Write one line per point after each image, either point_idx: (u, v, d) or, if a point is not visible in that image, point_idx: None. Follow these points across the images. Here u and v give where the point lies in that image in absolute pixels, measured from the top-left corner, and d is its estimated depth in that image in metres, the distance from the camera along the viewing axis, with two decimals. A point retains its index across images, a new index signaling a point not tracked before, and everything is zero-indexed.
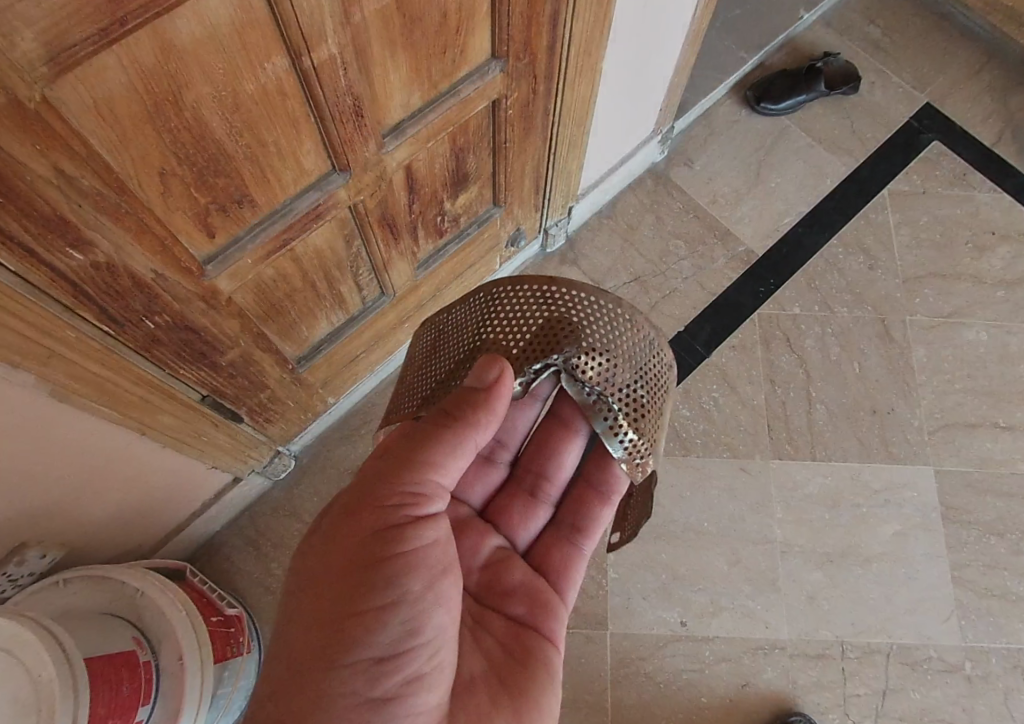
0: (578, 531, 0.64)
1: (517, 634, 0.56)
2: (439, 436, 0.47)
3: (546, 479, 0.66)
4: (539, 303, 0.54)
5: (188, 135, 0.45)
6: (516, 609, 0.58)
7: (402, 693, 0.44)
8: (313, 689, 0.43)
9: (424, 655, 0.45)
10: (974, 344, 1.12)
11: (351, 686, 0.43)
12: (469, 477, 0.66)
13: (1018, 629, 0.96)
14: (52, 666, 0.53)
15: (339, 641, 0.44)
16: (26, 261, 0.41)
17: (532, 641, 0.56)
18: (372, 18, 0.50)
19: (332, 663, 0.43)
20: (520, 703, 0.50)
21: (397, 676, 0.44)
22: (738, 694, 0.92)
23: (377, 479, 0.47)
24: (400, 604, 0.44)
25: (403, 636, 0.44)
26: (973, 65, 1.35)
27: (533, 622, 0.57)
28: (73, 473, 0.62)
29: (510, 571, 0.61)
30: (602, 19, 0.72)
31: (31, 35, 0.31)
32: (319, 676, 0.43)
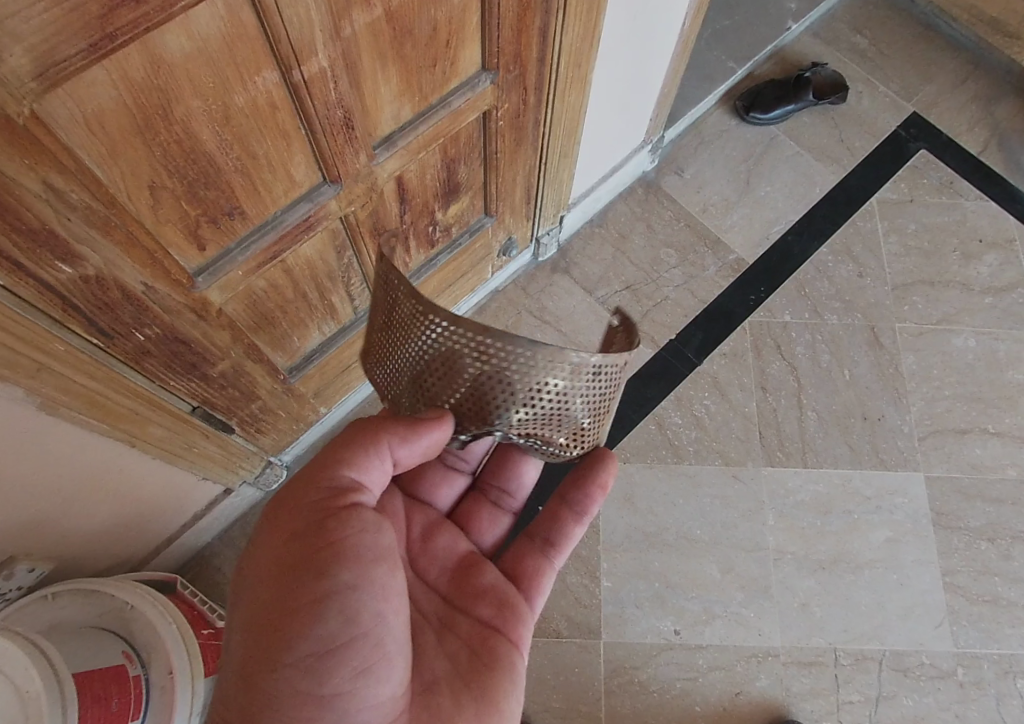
0: (550, 545, 0.58)
1: (482, 635, 0.54)
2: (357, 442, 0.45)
3: (510, 492, 0.65)
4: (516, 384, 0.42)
5: (178, 148, 0.45)
6: (482, 610, 0.55)
7: (354, 688, 0.43)
8: (263, 692, 0.43)
9: (369, 648, 0.43)
10: (963, 350, 1.13)
11: (298, 683, 0.43)
12: (434, 481, 0.64)
13: (1008, 635, 0.96)
14: (41, 683, 0.52)
15: (279, 641, 0.43)
16: (16, 277, 0.41)
17: (499, 641, 0.53)
18: (363, 31, 0.50)
19: (278, 661, 0.43)
20: (481, 705, 0.49)
21: (344, 671, 0.43)
22: (732, 702, 0.92)
23: (303, 484, 0.46)
24: (331, 599, 0.42)
25: (339, 629, 0.42)
26: (959, 75, 1.37)
27: (498, 623, 0.54)
28: (63, 485, 0.62)
29: (483, 573, 0.57)
30: (591, 31, 0.72)
31: (19, 51, 0.31)
32: (265, 677, 0.43)
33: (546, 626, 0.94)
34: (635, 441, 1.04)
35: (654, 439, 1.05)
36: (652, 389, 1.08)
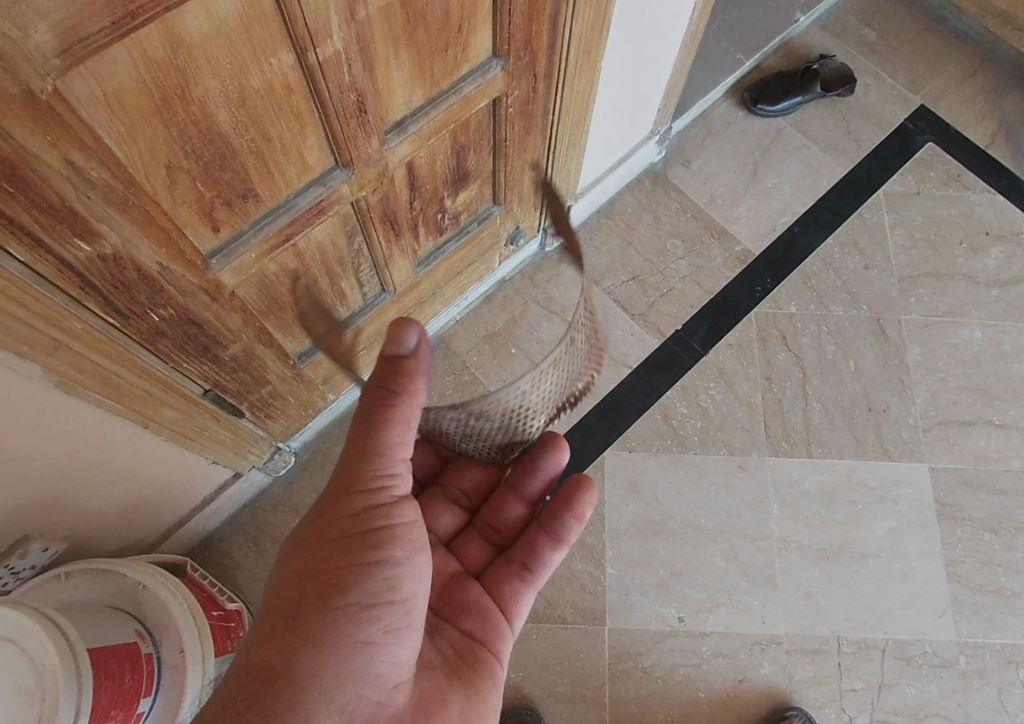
0: (528, 569, 0.61)
1: (470, 645, 0.56)
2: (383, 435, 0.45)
3: (498, 529, 0.65)
4: (515, 390, 0.48)
5: (195, 129, 0.46)
6: (468, 625, 0.57)
7: (374, 657, 0.44)
8: (299, 641, 0.43)
9: (399, 618, 0.45)
10: (969, 342, 1.13)
11: (327, 644, 0.43)
12: (434, 511, 0.66)
13: (1011, 625, 0.97)
14: (57, 658, 0.52)
15: (323, 600, 0.44)
16: (34, 251, 0.42)
17: (485, 655, 0.55)
18: (377, 15, 0.51)
19: (311, 623, 0.43)
20: (471, 690, 0.52)
21: (372, 633, 0.44)
22: (736, 687, 0.92)
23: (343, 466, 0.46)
24: (379, 571, 0.45)
25: (376, 598, 0.44)
26: (967, 69, 1.36)
27: (483, 636, 0.57)
28: (76, 465, 0.62)
29: (466, 590, 0.60)
30: (601, 19, 0.73)
31: (44, 27, 0.32)
32: (298, 634, 0.43)
33: (551, 612, 0.95)
34: (640, 430, 1.05)
35: (659, 428, 1.05)
36: (658, 379, 1.09)
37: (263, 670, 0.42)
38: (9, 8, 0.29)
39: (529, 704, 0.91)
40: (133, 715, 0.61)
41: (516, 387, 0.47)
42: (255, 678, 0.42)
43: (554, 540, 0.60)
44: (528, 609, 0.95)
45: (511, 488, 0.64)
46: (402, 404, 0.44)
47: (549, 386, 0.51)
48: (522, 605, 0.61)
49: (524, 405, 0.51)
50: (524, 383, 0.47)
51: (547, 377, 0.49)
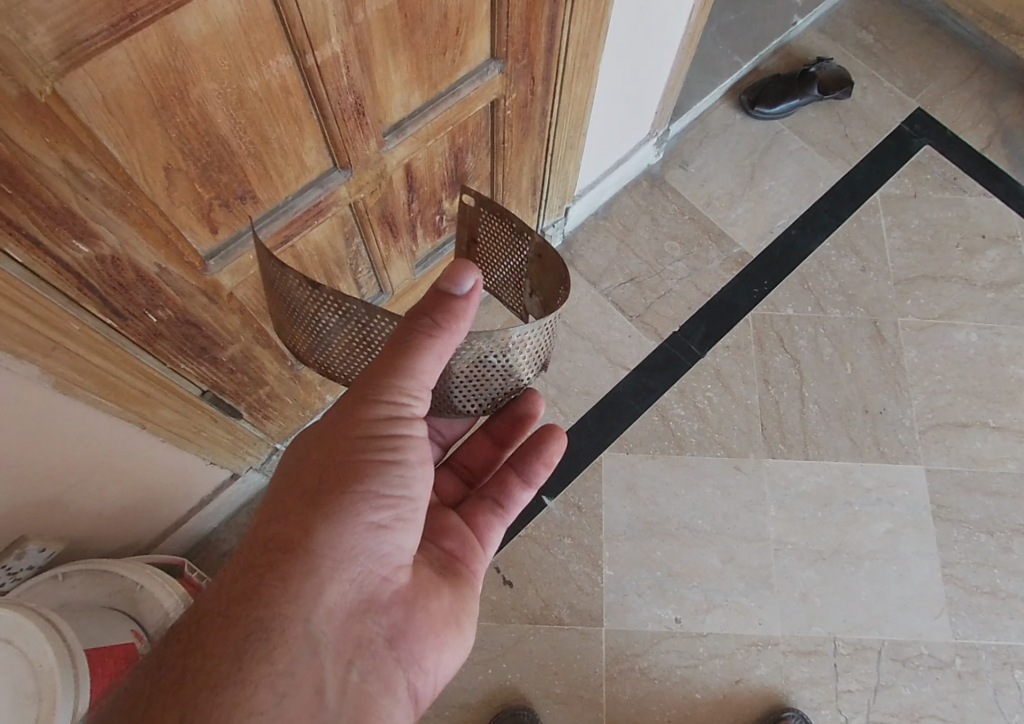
0: (501, 505, 0.61)
1: (448, 561, 0.55)
2: (417, 361, 0.40)
3: (474, 470, 0.69)
4: (497, 351, 0.46)
5: (194, 131, 0.46)
6: (447, 544, 0.57)
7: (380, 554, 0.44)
8: (318, 528, 0.41)
9: (408, 516, 0.44)
10: (965, 345, 1.14)
11: (339, 540, 0.42)
12: None
13: (1007, 626, 0.97)
14: (54, 659, 0.51)
15: (336, 496, 0.42)
16: (33, 253, 0.42)
17: (466, 571, 0.55)
18: (375, 17, 0.51)
19: (322, 516, 0.42)
20: (460, 591, 0.52)
21: (379, 532, 0.43)
22: (732, 689, 0.93)
23: (369, 371, 0.42)
24: (393, 477, 0.43)
25: (388, 501, 0.43)
26: (964, 72, 1.37)
27: (462, 556, 0.56)
28: (73, 466, 0.62)
29: (443, 517, 0.60)
30: (598, 22, 0.73)
31: (43, 30, 0.32)
32: (309, 526, 0.41)
33: (548, 613, 0.95)
34: (638, 432, 1.05)
35: (656, 430, 1.06)
36: (656, 381, 1.09)
37: (272, 547, 0.41)
38: (8, 9, 0.30)
39: (526, 706, 0.91)
40: None
41: (501, 348, 0.45)
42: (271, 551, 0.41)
43: (524, 479, 0.61)
44: (525, 610, 0.95)
45: (485, 432, 0.69)
46: (441, 331, 0.41)
47: (525, 361, 0.49)
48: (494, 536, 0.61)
49: (497, 370, 0.49)
50: (508, 348, 0.45)
51: (530, 350, 0.48)
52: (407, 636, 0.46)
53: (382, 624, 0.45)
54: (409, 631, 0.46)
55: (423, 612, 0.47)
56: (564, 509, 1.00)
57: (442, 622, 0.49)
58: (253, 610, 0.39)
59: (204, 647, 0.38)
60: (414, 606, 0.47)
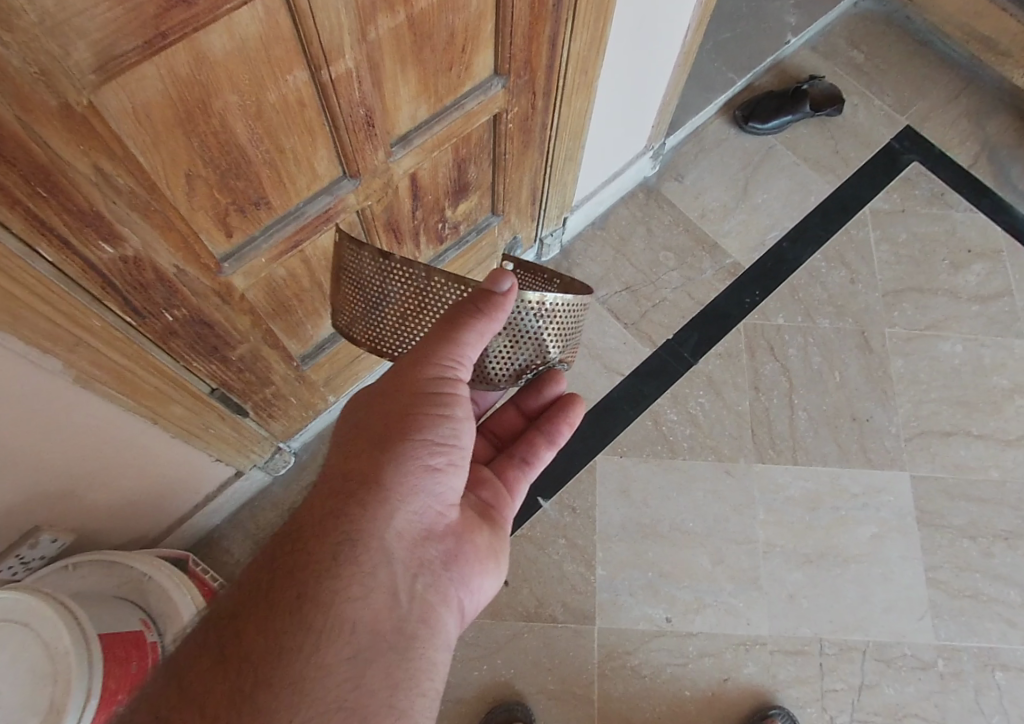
0: (527, 463, 0.65)
1: (486, 508, 0.59)
2: (467, 324, 0.46)
3: (501, 435, 0.71)
4: (533, 316, 0.53)
5: (214, 140, 0.49)
6: (483, 494, 0.61)
7: (437, 487, 0.48)
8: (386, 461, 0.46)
9: (459, 460, 0.49)
10: (950, 355, 1.17)
11: (403, 473, 0.46)
12: None
13: (988, 629, 1.00)
14: (68, 640, 0.54)
15: (399, 437, 0.47)
16: (62, 252, 0.45)
17: (498, 518, 0.59)
18: (386, 36, 0.54)
19: (389, 453, 0.47)
20: (500, 535, 0.56)
21: (437, 468, 0.48)
22: (721, 687, 0.95)
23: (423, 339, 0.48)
24: (447, 422, 0.48)
25: (444, 441, 0.48)
26: (951, 91, 1.41)
27: (496, 505, 0.60)
28: (86, 458, 0.65)
29: (476, 471, 0.64)
30: (597, 41, 0.76)
31: (83, 45, 0.35)
32: (377, 460, 0.46)
33: (542, 611, 0.97)
34: (631, 436, 1.08)
35: (649, 434, 1.08)
36: (650, 387, 1.12)
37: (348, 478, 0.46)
38: (52, 26, 0.33)
39: (520, 701, 0.93)
40: None
41: (535, 311, 0.53)
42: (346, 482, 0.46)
43: (549, 439, 0.65)
44: (520, 608, 0.97)
45: (511, 401, 0.70)
46: (484, 318, 0.46)
47: (554, 339, 0.56)
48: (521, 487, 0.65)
49: (529, 340, 0.55)
50: (543, 313, 0.53)
51: (560, 324, 0.55)
52: (461, 562, 0.50)
53: (440, 549, 0.49)
54: (463, 555, 0.51)
55: (473, 543, 0.52)
56: (559, 510, 1.03)
57: (488, 554, 0.53)
58: (334, 528, 0.44)
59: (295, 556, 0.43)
60: (464, 537, 0.51)
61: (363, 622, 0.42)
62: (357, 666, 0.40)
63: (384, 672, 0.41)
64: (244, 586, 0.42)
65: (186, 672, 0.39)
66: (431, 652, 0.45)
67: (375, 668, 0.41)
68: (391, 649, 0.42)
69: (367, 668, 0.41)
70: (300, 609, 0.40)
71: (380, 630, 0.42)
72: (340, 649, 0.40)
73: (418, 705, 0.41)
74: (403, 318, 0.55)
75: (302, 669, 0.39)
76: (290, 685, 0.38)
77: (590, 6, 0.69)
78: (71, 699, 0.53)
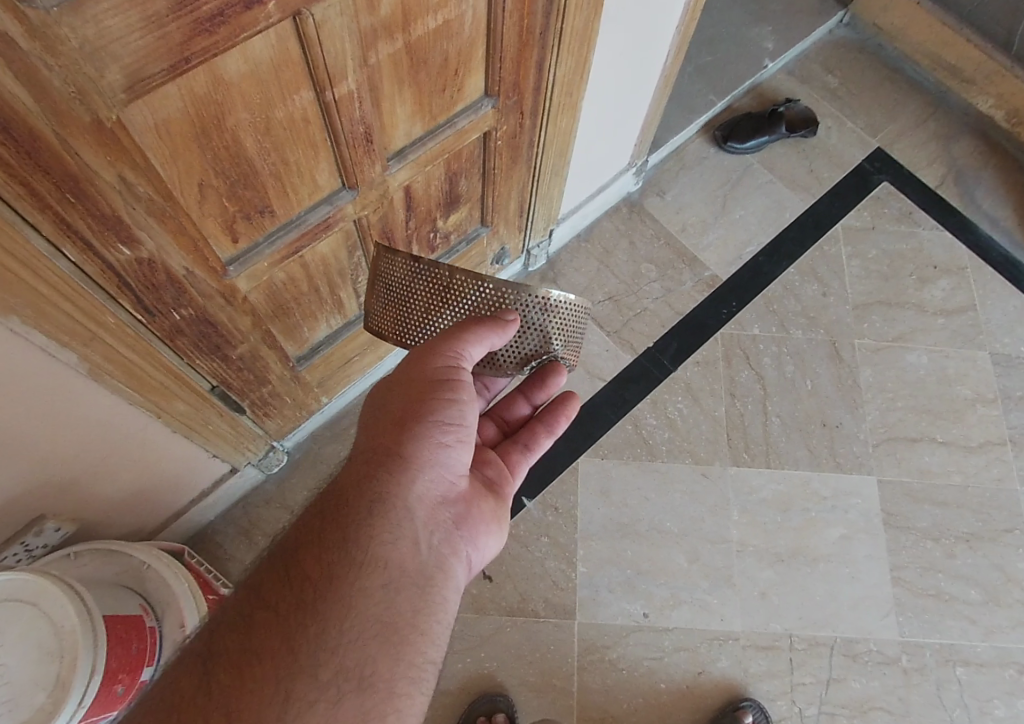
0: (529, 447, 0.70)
1: (492, 484, 0.63)
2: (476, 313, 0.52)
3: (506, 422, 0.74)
4: (539, 308, 0.59)
5: (226, 153, 0.53)
6: (489, 472, 0.65)
7: (453, 456, 0.54)
8: (407, 438, 0.51)
9: (469, 435, 0.55)
10: (916, 366, 1.23)
11: (423, 445, 0.51)
12: None
13: (949, 626, 1.05)
14: (74, 617, 0.60)
15: (420, 406, 0.52)
16: (84, 253, 0.49)
17: (502, 493, 0.63)
18: (385, 60, 0.59)
19: (410, 429, 0.52)
20: (503, 506, 0.61)
21: (452, 437, 0.53)
22: (695, 680, 0.99)
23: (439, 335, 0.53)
24: (462, 396, 0.53)
25: (459, 414, 0.53)
26: (920, 116, 1.49)
27: (500, 483, 0.64)
28: (92, 450, 0.68)
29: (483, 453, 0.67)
30: (581, 65, 0.82)
31: (116, 68, 0.39)
32: (403, 427, 0.52)
33: (525, 606, 1.01)
34: (612, 439, 1.13)
35: (630, 438, 1.13)
36: (631, 392, 1.17)
37: (374, 453, 0.51)
38: (91, 52, 0.37)
39: (502, 692, 0.96)
40: (136, 683, 0.67)
41: (542, 305, 0.58)
42: (374, 456, 0.51)
43: (550, 428, 0.70)
44: (503, 603, 1.01)
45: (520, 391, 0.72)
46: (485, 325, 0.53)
47: (556, 334, 0.62)
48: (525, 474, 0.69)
49: (534, 330, 0.61)
50: (549, 306, 0.59)
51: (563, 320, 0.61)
52: (471, 521, 0.56)
53: (454, 510, 0.54)
54: (473, 516, 0.56)
55: (481, 507, 0.58)
56: (542, 509, 1.07)
57: (492, 517, 0.59)
58: (368, 487, 0.49)
59: (329, 520, 0.48)
60: (473, 503, 0.57)
61: (394, 563, 0.47)
62: (389, 595, 0.46)
63: (410, 603, 0.47)
64: (286, 542, 0.48)
65: (254, 593, 0.45)
66: (448, 593, 0.51)
67: (403, 599, 0.46)
68: (417, 585, 0.48)
69: (396, 598, 0.46)
70: (340, 556, 0.46)
71: (407, 568, 0.48)
72: (375, 580, 0.46)
73: (434, 631, 0.47)
74: (427, 308, 0.60)
75: (346, 593, 0.45)
76: (336, 605, 0.44)
77: (574, 34, 0.75)
78: (77, 671, 0.58)
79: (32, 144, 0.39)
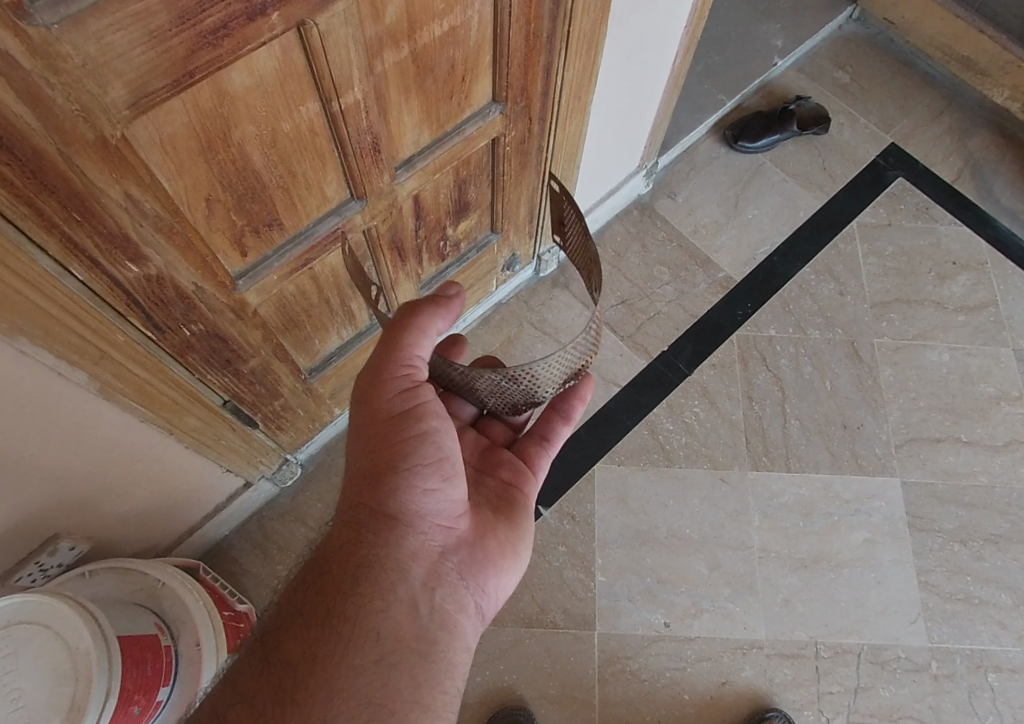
0: (544, 438, 0.69)
1: (504, 492, 0.63)
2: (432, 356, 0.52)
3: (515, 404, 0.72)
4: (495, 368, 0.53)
5: (232, 166, 0.53)
6: (504, 475, 0.65)
7: (439, 500, 0.53)
8: (378, 494, 0.51)
9: (452, 472, 0.53)
10: (938, 364, 1.20)
11: (401, 497, 0.51)
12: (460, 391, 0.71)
13: (979, 631, 1.02)
14: (89, 639, 0.59)
15: (393, 455, 0.51)
16: (92, 272, 0.48)
17: (521, 497, 0.64)
18: (391, 68, 0.58)
19: (386, 483, 0.51)
20: (515, 523, 0.60)
21: (434, 481, 0.52)
22: (719, 690, 0.97)
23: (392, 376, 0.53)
24: (434, 436, 0.52)
25: (434, 456, 0.52)
26: (935, 109, 1.46)
27: (517, 485, 0.65)
28: (104, 469, 0.68)
29: (496, 453, 0.67)
30: (589, 68, 0.81)
31: (120, 85, 0.39)
32: (377, 484, 0.51)
33: (544, 617, 0.99)
34: (628, 445, 1.11)
35: (646, 443, 1.11)
36: (645, 397, 1.15)
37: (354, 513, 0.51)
38: (93, 68, 0.36)
39: (522, 706, 0.95)
40: (153, 702, 0.66)
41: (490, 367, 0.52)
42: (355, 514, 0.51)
43: (564, 416, 0.68)
44: (521, 614, 0.99)
45: None
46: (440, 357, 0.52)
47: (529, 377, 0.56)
48: (584, 395, 0.67)
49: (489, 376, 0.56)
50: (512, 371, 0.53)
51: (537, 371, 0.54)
52: (476, 565, 0.55)
53: (454, 559, 0.54)
54: (477, 562, 0.56)
55: (488, 545, 0.57)
56: (558, 518, 1.05)
57: (504, 550, 0.58)
58: (353, 553, 0.49)
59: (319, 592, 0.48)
60: (476, 542, 0.56)
61: (387, 630, 0.47)
62: (384, 667, 0.45)
63: (408, 674, 0.46)
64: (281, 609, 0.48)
65: (232, 682, 0.45)
66: (451, 653, 0.50)
67: (400, 673, 0.46)
68: (415, 654, 0.47)
69: (392, 672, 0.45)
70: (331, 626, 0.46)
71: (403, 637, 0.47)
72: (367, 655, 0.45)
73: (441, 703, 0.46)
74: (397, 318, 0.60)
75: (335, 673, 0.44)
76: (323, 688, 0.43)
77: (582, 36, 0.74)
78: (91, 696, 0.58)
79: (36, 162, 0.38)
